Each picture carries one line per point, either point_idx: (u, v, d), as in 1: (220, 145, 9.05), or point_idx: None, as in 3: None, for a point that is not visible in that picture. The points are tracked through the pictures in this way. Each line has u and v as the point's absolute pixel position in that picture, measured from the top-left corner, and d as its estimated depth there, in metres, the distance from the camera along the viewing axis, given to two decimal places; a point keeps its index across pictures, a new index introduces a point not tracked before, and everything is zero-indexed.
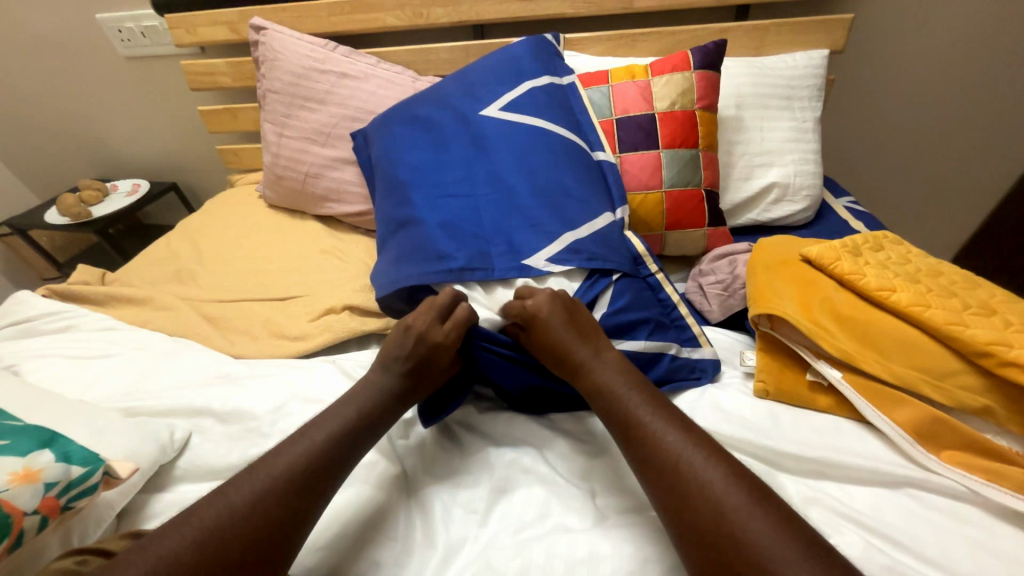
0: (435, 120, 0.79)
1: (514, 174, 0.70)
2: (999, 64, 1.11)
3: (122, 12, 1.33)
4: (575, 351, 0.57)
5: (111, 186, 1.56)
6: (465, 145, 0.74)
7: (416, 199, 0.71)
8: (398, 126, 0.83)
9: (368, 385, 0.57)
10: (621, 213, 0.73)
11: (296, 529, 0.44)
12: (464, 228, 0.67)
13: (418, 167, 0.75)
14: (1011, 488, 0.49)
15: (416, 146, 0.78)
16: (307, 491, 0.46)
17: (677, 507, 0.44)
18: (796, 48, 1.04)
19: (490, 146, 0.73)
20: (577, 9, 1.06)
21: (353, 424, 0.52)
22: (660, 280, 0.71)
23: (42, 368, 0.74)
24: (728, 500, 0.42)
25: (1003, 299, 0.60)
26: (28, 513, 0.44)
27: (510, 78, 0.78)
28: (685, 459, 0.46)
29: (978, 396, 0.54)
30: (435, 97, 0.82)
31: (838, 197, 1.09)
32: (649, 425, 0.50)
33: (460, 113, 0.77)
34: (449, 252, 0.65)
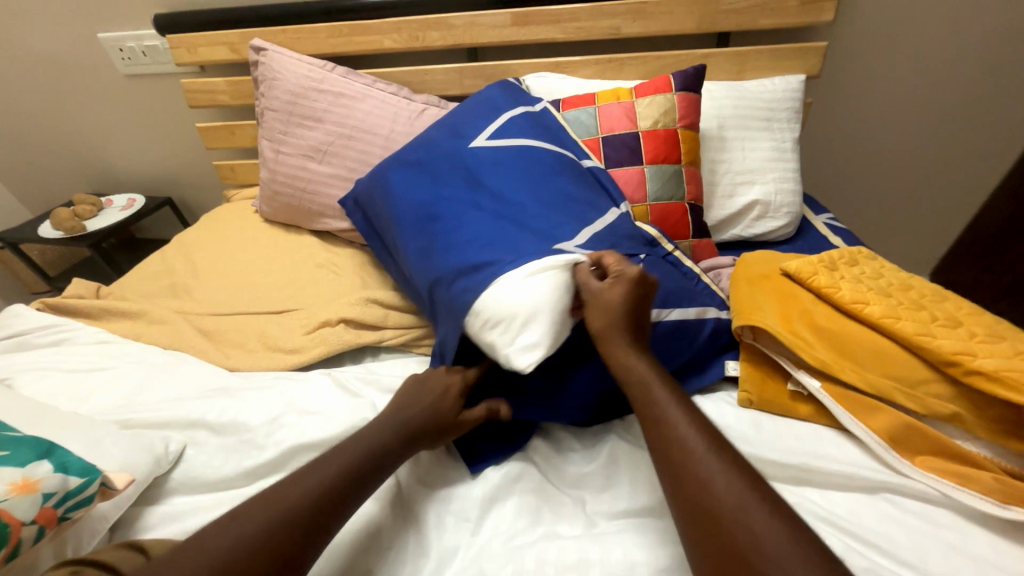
0: (422, 157, 0.80)
1: (520, 187, 0.72)
2: (965, 90, 1.18)
3: (123, 32, 1.36)
4: (617, 333, 0.56)
5: (106, 200, 1.57)
6: (461, 168, 0.76)
7: (432, 231, 0.71)
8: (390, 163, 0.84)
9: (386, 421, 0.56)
10: (625, 206, 0.75)
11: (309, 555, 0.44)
12: (492, 235, 0.66)
13: (423, 199, 0.74)
14: (982, 492, 0.51)
15: (410, 182, 0.78)
16: (325, 518, 0.46)
17: (692, 499, 0.44)
18: (775, 73, 1.09)
19: (487, 167, 0.75)
20: (566, 34, 1.11)
21: (374, 451, 0.52)
22: (678, 257, 0.73)
23: (36, 381, 0.74)
24: (742, 500, 0.42)
25: (969, 312, 0.63)
26: (26, 523, 0.44)
27: (489, 113, 0.83)
28: (702, 458, 0.45)
29: (947, 403, 0.57)
30: (420, 142, 0.83)
31: (818, 214, 1.13)
32: (671, 420, 0.49)
33: (449, 148, 0.79)
34: (484, 258, 0.62)
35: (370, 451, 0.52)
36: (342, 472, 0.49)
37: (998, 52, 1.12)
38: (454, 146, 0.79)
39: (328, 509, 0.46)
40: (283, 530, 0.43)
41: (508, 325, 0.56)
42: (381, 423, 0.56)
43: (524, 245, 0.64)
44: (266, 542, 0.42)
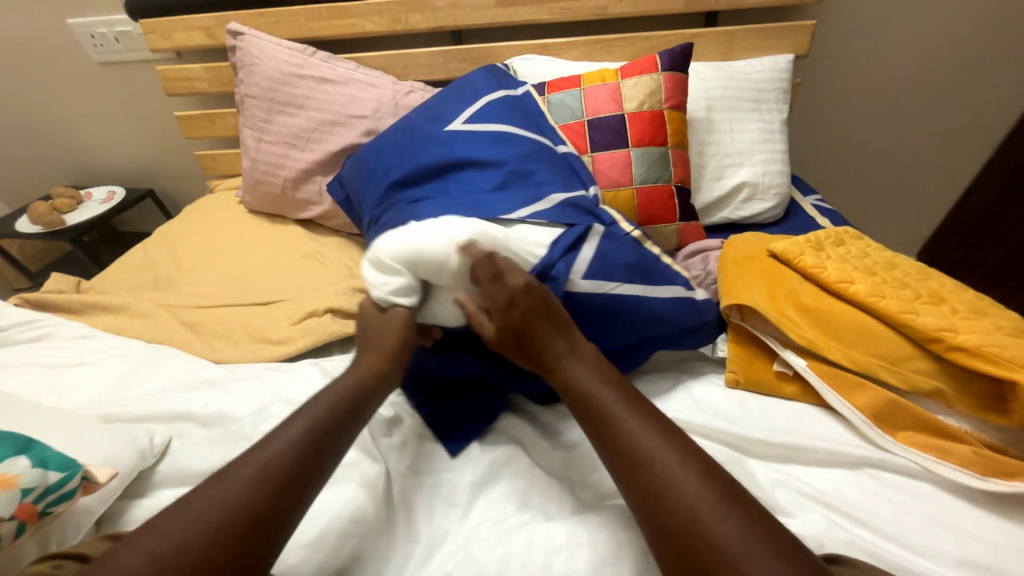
0: (398, 134, 0.81)
1: (483, 159, 0.72)
2: (953, 68, 1.18)
3: (95, 17, 1.31)
4: (552, 344, 0.55)
5: (85, 193, 1.53)
6: (429, 144, 0.76)
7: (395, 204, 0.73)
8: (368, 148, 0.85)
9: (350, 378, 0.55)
10: (593, 189, 0.71)
11: (287, 523, 0.43)
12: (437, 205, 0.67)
13: (393, 165, 0.77)
14: (960, 464, 0.53)
15: (384, 153, 0.80)
16: (298, 485, 0.45)
17: (651, 509, 0.43)
18: (763, 53, 1.08)
19: (455, 145, 0.74)
20: (552, 15, 1.09)
21: (340, 407, 0.52)
22: (638, 238, 0.67)
23: (16, 378, 0.73)
24: (701, 502, 0.41)
25: (952, 289, 0.64)
26: (5, 519, 0.44)
27: (467, 97, 0.81)
28: (660, 459, 0.45)
29: (929, 379, 0.57)
30: (400, 127, 0.83)
31: (806, 195, 1.13)
32: (624, 423, 0.48)
33: (424, 130, 0.79)
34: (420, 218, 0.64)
35: (333, 411, 0.51)
36: (304, 438, 0.48)
37: (987, 29, 1.12)
38: (428, 127, 0.79)
39: (298, 476, 0.45)
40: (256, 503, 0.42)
41: (374, 264, 0.58)
42: (348, 380, 0.55)
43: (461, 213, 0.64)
44: (240, 518, 0.41)
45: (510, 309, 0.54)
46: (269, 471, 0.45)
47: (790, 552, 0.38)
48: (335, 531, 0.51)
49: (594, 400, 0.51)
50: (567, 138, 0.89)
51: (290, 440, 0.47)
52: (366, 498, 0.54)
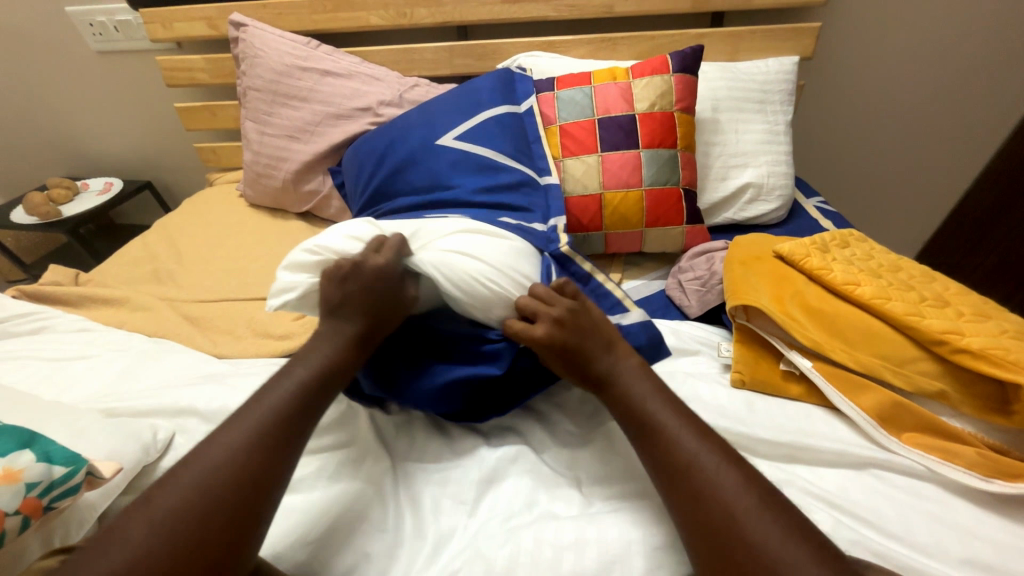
0: (401, 123, 0.85)
1: (454, 177, 0.75)
2: (956, 71, 1.18)
3: (94, 6, 1.30)
4: (596, 360, 0.55)
5: (82, 184, 1.51)
6: (417, 145, 0.79)
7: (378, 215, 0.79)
8: (373, 147, 0.87)
9: (320, 342, 0.55)
10: (554, 222, 0.73)
11: (261, 509, 0.42)
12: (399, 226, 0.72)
13: (387, 155, 0.83)
14: (965, 465, 0.53)
15: (385, 137, 0.86)
16: (266, 473, 0.43)
17: (690, 507, 0.43)
18: (770, 54, 1.08)
19: (442, 166, 0.76)
20: (559, 12, 1.08)
21: (316, 371, 0.51)
22: (569, 253, 0.69)
23: (14, 370, 0.72)
24: (738, 503, 0.41)
25: (956, 292, 0.64)
26: (9, 513, 0.43)
27: (468, 109, 0.81)
28: (699, 462, 0.45)
29: (934, 381, 0.58)
30: (401, 125, 0.85)
31: (809, 197, 1.14)
32: (664, 428, 0.48)
33: (422, 130, 0.81)
34: None
35: (295, 392, 0.49)
36: (268, 422, 0.46)
37: (991, 33, 1.12)
38: (424, 127, 0.81)
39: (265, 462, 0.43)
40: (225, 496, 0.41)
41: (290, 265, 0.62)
42: (311, 361, 0.52)
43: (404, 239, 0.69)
44: (207, 513, 0.39)
45: (547, 348, 0.55)
46: (230, 459, 0.43)
47: (821, 548, 0.39)
48: (340, 527, 0.51)
49: (639, 403, 0.51)
50: (577, 136, 0.88)
51: (249, 429, 0.45)
52: (370, 498, 0.54)
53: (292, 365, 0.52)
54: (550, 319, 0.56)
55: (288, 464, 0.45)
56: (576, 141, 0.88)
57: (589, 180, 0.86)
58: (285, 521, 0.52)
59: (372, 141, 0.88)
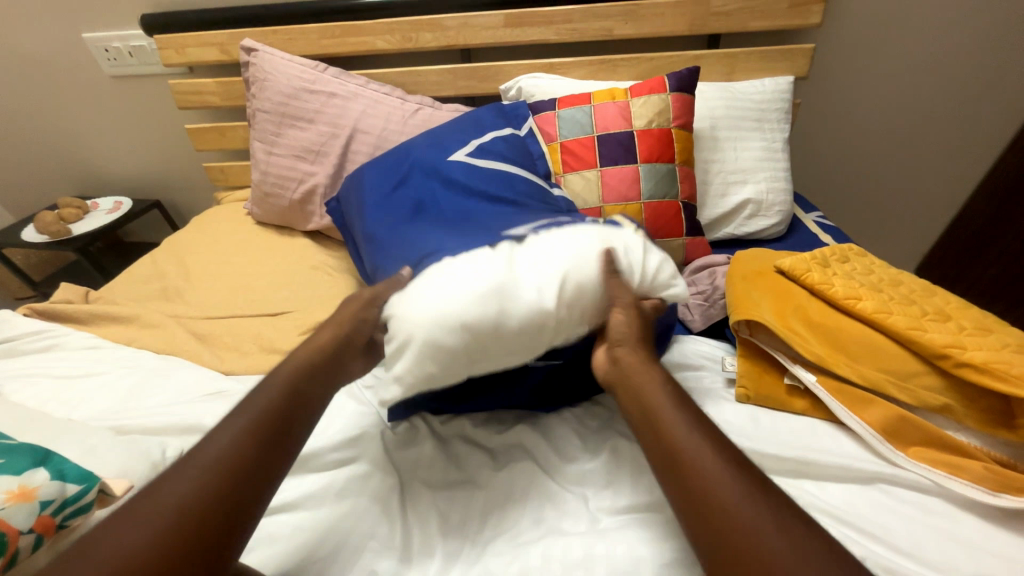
0: (402, 147, 0.84)
1: (483, 186, 0.74)
2: (947, 90, 1.22)
3: (110, 32, 1.34)
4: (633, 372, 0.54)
5: (92, 203, 1.53)
6: (430, 165, 0.78)
7: (388, 221, 0.73)
8: (369, 168, 0.84)
9: (293, 362, 0.54)
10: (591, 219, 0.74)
11: (235, 538, 0.39)
12: (435, 230, 0.67)
13: (392, 177, 0.79)
14: (972, 480, 0.53)
15: (382, 164, 0.83)
16: (246, 498, 0.41)
17: (707, 530, 0.40)
18: (765, 74, 1.11)
19: (455, 174, 0.76)
20: (560, 35, 1.12)
21: (286, 391, 0.50)
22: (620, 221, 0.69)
23: (25, 389, 0.72)
24: (760, 524, 0.39)
25: (958, 306, 0.65)
26: (23, 532, 0.43)
27: (475, 128, 0.84)
28: (720, 481, 0.42)
29: (939, 395, 0.58)
30: (402, 151, 0.84)
31: (808, 212, 1.16)
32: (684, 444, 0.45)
33: (430, 150, 0.80)
34: (418, 241, 0.66)
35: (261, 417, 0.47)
36: (235, 446, 0.44)
37: (980, 52, 1.15)
38: (430, 148, 0.81)
39: (240, 491, 0.41)
40: (205, 527, 0.38)
41: (414, 338, 0.51)
42: (272, 387, 0.50)
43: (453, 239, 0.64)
44: (183, 533, 0.37)
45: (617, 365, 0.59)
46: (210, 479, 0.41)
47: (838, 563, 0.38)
48: (350, 545, 0.52)
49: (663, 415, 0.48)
50: (578, 153, 0.91)
51: (220, 455, 0.43)
52: (377, 514, 0.55)
53: (254, 393, 0.49)
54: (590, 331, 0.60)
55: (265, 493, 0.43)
56: (577, 158, 0.91)
57: (589, 195, 0.89)
58: (293, 539, 0.52)
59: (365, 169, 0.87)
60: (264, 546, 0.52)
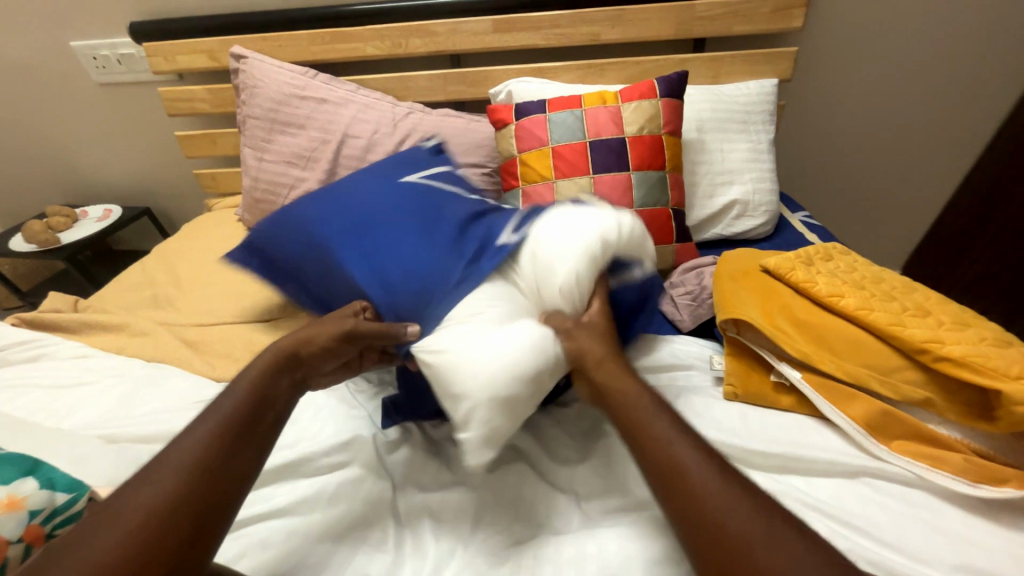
0: (342, 186, 0.75)
1: (458, 211, 0.69)
2: (927, 91, 1.24)
3: (98, 40, 1.33)
4: (613, 374, 0.50)
5: (81, 212, 1.52)
6: (386, 197, 0.70)
7: (351, 258, 0.64)
8: (308, 206, 0.72)
9: (258, 368, 0.52)
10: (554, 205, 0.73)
11: (210, 538, 0.40)
12: (419, 257, 0.62)
13: (347, 215, 0.69)
14: (954, 471, 0.55)
15: (324, 202, 0.72)
16: (219, 499, 0.41)
17: (699, 541, 0.39)
18: (750, 77, 1.13)
19: (402, 197, 0.70)
20: (548, 40, 1.13)
21: (254, 394, 0.50)
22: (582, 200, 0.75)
23: (14, 399, 0.72)
24: (751, 529, 0.38)
25: (937, 302, 0.67)
26: (12, 542, 0.43)
27: (412, 158, 0.79)
28: (708, 486, 0.41)
29: (919, 389, 0.59)
30: (338, 189, 0.74)
31: (794, 212, 1.17)
32: (670, 452, 0.44)
33: (379, 183, 0.73)
34: (433, 285, 0.60)
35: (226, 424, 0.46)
36: (208, 448, 0.43)
37: (957, 54, 1.18)
38: (374, 183, 0.73)
39: (211, 496, 0.41)
40: (174, 530, 0.38)
41: (483, 401, 0.48)
42: (233, 396, 0.49)
43: (458, 266, 0.61)
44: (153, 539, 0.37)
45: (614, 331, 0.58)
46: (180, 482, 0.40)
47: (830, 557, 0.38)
48: (343, 549, 0.52)
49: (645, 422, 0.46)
50: (569, 157, 0.91)
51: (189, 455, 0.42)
52: (371, 518, 0.55)
53: (217, 401, 0.48)
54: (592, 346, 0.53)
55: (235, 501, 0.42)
56: (569, 162, 0.91)
57: None
58: (285, 544, 0.53)
59: (281, 211, 0.74)
60: (257, 552, 0.52)
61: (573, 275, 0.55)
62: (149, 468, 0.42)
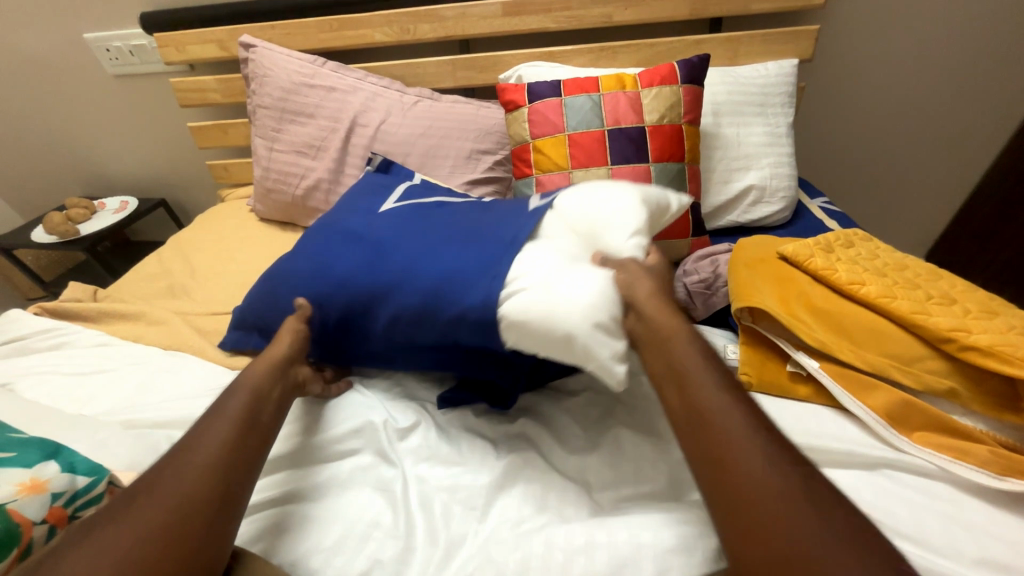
0: (324, 222, 0.78)
1: (446, 216, 0.71)
2: (956, 70, 1.19)
3: (111, 32, 1.34)
4: (668, 325, 0.53)
5: (99, 203, 1.55)
6: (374, 220, 0.73)
7: (386, 272, 0.64)
8: (303, 243, 0.76)
9: (250, 379, 0.57)
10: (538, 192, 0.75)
11: (229, 510, 0.44)
12: (458, 247, 0.63)
13: (341, 239, 0.72)
14: (978, 464, 0.52)
15: (315, 239, 0.75)
16: (235, 478, 0.46)
17: (723, 489, 0.42)
18: (769, 58, 1.09)
19: (390, 220, 0.73)
20: (558, 23, 1.10)
21: (252, 394, 0.55)
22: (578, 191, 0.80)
23: (38, 385, 0.74)
24: (778, 489, 0.40)
25: (964, 290, 0.64)
26: (36, 523, 0.44)
27: (383, 188, 0.83)
28: (742, 443, 0.43)
29: (943, 380, 0.57)
30: (322, 225, 0.77)
31: (813, 197, 1.14)
32: (713, 407, 0.46)
33: (363, 213, 0.76)
34: (450, 278, 0.60)
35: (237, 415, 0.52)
36: (226, 437, 0.49)
37: (989, 30, 1.12)
38: (354, 214, 0.77)
39: (229, 475, 0.46)
40: (199, 502, 0.43)
41: (593, 327, 0.50)
42: (239, 395, 0.55)
43: (504, 242, 0.62)
44: (178, 510, 0.41)
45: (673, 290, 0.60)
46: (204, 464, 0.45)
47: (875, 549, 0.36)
48: (354, 533, 0.53)
49: (692, 376, 0.49)
50: (586, 145, 0.90)
51: (207, 444, 0.47)
52: (382, 503, 0.56)
53: (223, 401, 0.54)
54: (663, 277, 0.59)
55: (250, 477, 0.48)
56: (584, 150, 0.90)
57: None
58: (297, 528, 0.54)
59: (297, 259, 0.73)
60: (271, 536, 0.53)
61: (635, 208, 0.62)
62: (168, 454, 0.47)
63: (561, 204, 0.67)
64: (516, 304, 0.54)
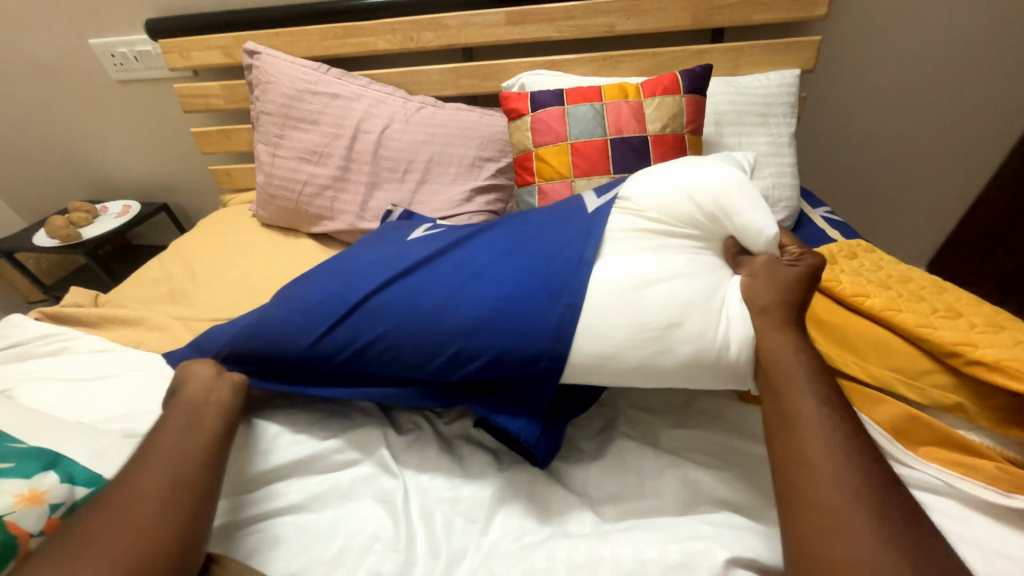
0: (341, 255, 0.71)
1: (490, 238, 0.66)
2: (956, 82, 1.19)
3: (116, 37, 1.35)
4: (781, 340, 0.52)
5: (101, 207, 1.55)
6: (406, 251, 0.67)
7: (444, 313, 0.58)
8: (315, 273, 0.68)
9: (185, 397, 0.57)
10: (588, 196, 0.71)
11: (184, 513, 0.45)
12: (523, 280, 0.59)
13: (373, 268, 0.65)
14: (984, 480, 0.52)
15: (331, 270, 0.67)
16: (188, 485, 0.47)
17: (793, 507, 0.44)
18: (770, 68, 1.09)
19: (426, 247, 0.67)
20: (562, 32, 1.11)
21: (194, 407, 0.55)
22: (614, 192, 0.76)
23: (37, 392, 0.74)
24: (846, 519, 0.40)
25: (968, 303, 0.64)
26: (33, 535, 0.46)
27: (402, 223, 0.79)
28: (827, 473, 0.43)
29: (949, 394, 0.57)
30: (341, 257, 0.70)
31: (815, 207, 1.14)
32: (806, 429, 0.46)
33: (390, 244, 0.70)
34: (522, 314, 0.56)
35: (177, 431, 0.52)
36: (175, 446, 0.50)
37: (988, 43, 1.13)
38: (381, 246, 0.70)
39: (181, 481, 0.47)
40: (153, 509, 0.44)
41: (724, 353, 0.53)
42: (175, 412, 0.55)
43: (573, 268, 0.58)
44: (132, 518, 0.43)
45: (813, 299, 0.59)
46: (154, 473, 0.47)
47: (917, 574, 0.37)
48: (353, 547, 0.52)
49: (788, 394, 0.49)
50: (588, 154, 0.90)
51: (158, 454, 0.49)
52: (382, 514, 0.55)
53: (162, 419, 0.54)
54: (813, 260, 0.60)
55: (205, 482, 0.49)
56: (587, 159, 0.90)
57: None
58: (296, 542, 0.53)
59: (321, 282, 0.65)
60: (273, 549, 0.52)
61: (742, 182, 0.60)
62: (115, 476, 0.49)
63: (669, 184, 0.63)
64: (623, 352, 0.55)
